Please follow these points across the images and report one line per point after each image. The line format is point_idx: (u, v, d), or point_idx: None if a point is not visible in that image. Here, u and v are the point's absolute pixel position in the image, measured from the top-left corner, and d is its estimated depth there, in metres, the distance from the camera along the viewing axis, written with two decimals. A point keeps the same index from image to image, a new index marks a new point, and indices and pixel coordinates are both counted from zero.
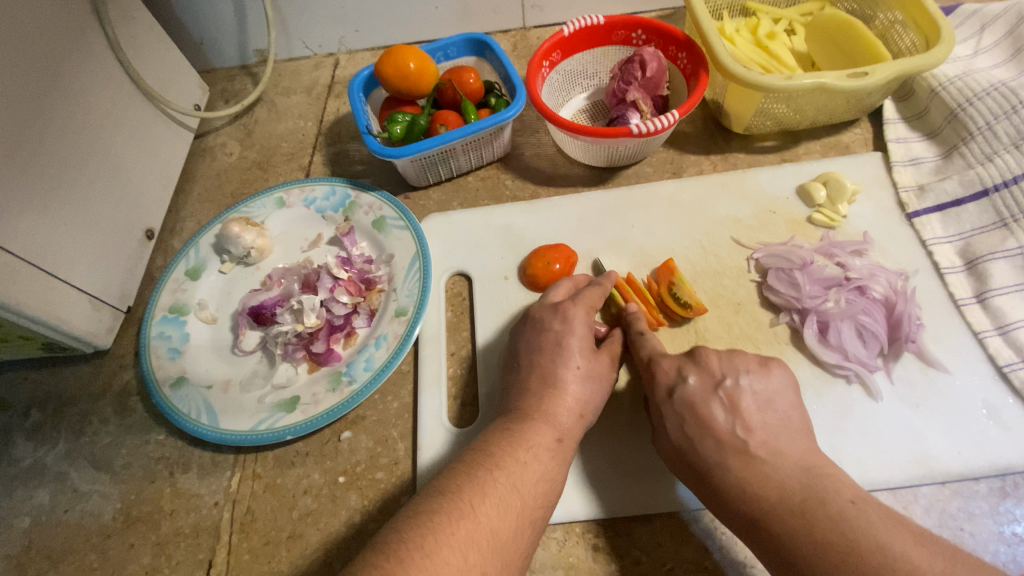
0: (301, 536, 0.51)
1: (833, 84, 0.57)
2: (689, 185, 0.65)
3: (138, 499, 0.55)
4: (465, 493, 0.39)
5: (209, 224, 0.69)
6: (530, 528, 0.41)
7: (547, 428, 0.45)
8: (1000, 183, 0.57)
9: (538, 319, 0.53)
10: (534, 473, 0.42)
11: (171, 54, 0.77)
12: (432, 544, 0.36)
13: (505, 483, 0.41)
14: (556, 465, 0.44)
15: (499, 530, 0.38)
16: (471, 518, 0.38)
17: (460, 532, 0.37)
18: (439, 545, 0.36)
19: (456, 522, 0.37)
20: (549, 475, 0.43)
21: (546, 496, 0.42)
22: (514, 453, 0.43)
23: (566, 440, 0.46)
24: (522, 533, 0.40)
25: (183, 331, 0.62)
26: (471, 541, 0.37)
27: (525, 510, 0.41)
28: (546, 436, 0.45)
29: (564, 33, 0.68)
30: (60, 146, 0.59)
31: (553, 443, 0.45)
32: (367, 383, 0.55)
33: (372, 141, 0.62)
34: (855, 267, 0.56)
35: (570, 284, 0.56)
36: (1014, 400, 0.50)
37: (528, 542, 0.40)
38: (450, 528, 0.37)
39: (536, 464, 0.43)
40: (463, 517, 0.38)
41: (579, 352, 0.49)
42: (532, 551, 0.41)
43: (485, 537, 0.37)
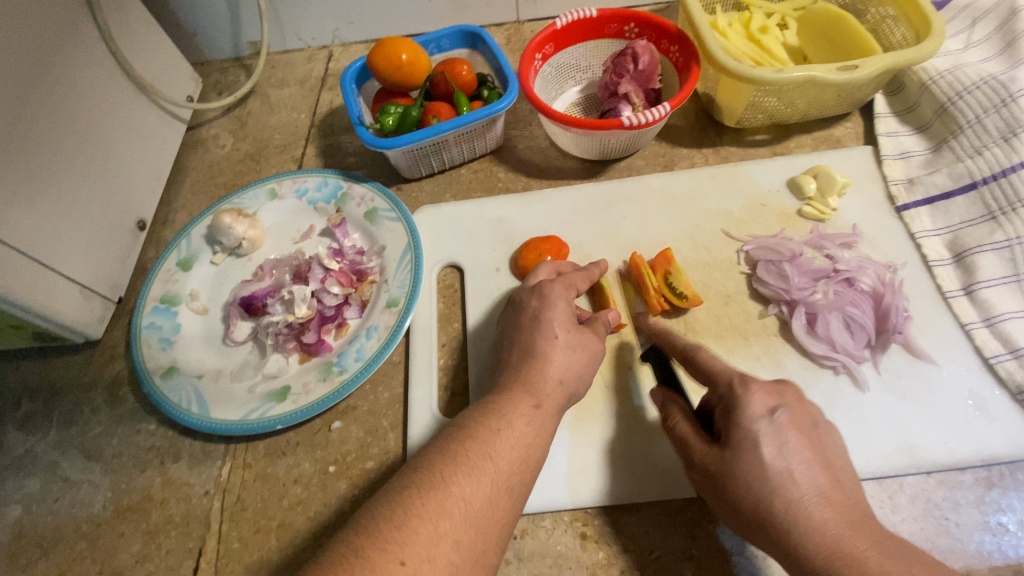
0: (291, 524, 0.51)
1: (822, 76, 0.57)
2: (680, 177, 0.66)
3: (128, 488, 0.55)
4: (438, 466, 0.39)
5: (201, 215, 0.69)
6: (509, 493, 0.40)
7: (526, 395, 0.45)
8: (988, 176, 0.57)
9: (517, 302, 0.53)
10: (508, 440, 0.42)
11: (163, 44, 0.77)
12: (402, 517, 0.36)
13: (479, 452, 0.40)
14: (536, 432, 0.44)
15: (471, 499, 0.38)
16: (442, 489, 0.38)
17: (430, 503, 0.37)
18: (409, 517, 0.36)
19: (427, 494, 0.37)
20: (526, 439, 0.43)
21: (525, 460, 0.42)
22: (487, 422, 0.43)
23: (545, 406, 0.45)
24: (499, 499, 0.39)
25: (175, 321, 0.62)
26: (441, 510, 0.37)
27: (500, 476, 0.40)
28: (524, 403, 0.44)
29: (557, 25, 0.68)
30: (51, 135, 0.59)
31: (531, 409, 0.44)
32: (357, 373, 0.55)
33: (364, 132, 0.62)
34: (844, 259, 0.57)
35: (550, 268, 0.56)
36: (1000, 391, 0.51)
37: (508, 508, 0.40)
38: (419, 500, 0.37)
39: (511, 430, 0.42)
40: (434, 489, 0.38)
41: (568, 339, 0.49)
42: (516, 517, 0.40)
43: (456, 506, 0.37)
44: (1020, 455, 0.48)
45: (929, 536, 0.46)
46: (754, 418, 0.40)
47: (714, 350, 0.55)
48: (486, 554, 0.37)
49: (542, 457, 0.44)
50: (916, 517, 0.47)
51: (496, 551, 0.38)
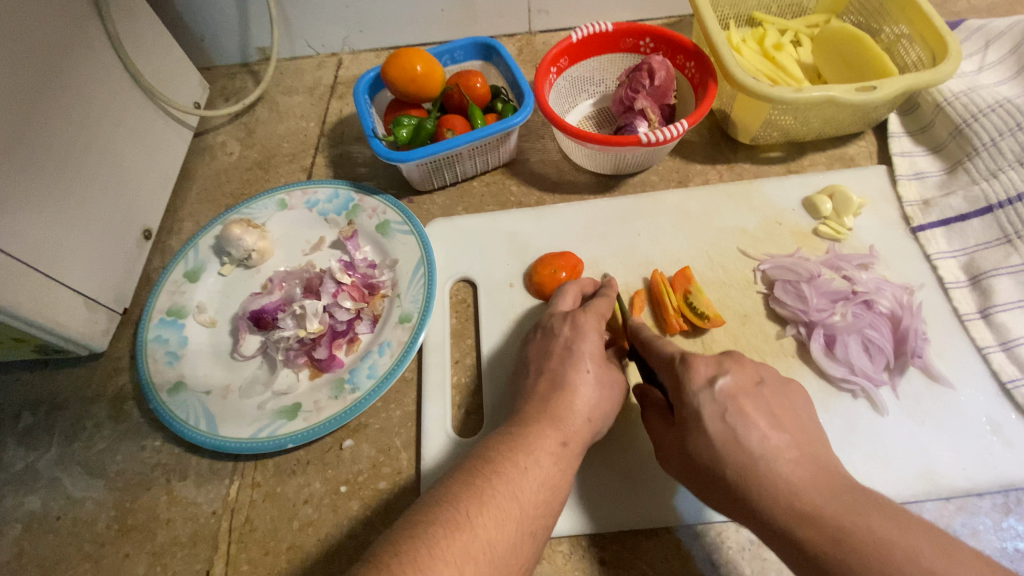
0: (302, 546, 0.50)
1: (841, 97, 0.57)
2: (695, 194, 0.65)
3: (133, 506, 0.54)
4: (462, 503, 0.39)
5: (209, 225, 0.67)
6: (531, 539, 0.40)
7: (553, 431, 0.45)
8: (1004, 201, 0.57)
9: (547, 328, 0.53)
10: (535, 480, 0.42)
11: (170, 50, 0.76)
12: (426, 557, 0.35)
13: (504, 491, 0.40)
14: (564, 476, 0.44)
15: (497, 542, 0.38)
16: (468, 530, 0.37)
17: (455, 544, 0.36)
18: (433, 558, 0.35)
19: (452, 534, 0.36)
20: (551, 481, 0.42)
21: (548, 503, 0.42)
22: (513, 458, 0.42)
23: (571, 444, 0.45)
24: (522, 544, 0.39)
25: (181, 334, 0.61)
26: (467, 553, 0.36)
27: (525, 519, 0.40)
28: (550, 440, 0.44)
29: (573, 39, 0.68)
30: (56, 144, 0.57)
31: (557, 447, 0.44)
32: (370, 391, 0.54)
33: (378, 145, 0.61)
34: (862, 280, 0.56)
35: (575, 291, 0.56)
36: (1017, 416, 0.51)
37: (528, 553, 0.40)
38: (445, 540, 0.36)
39: (537, 469, 0.42)
40: (458, 529, 0.37)
41: (587, 364, 0.49)
42: (531, 563, 0.40)
43: (482, 550, 0.37)
44: None
45: None
46: (696, 390, 0.43)
47: None
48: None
49: (564, 499, 0.44)
50: None
51: None
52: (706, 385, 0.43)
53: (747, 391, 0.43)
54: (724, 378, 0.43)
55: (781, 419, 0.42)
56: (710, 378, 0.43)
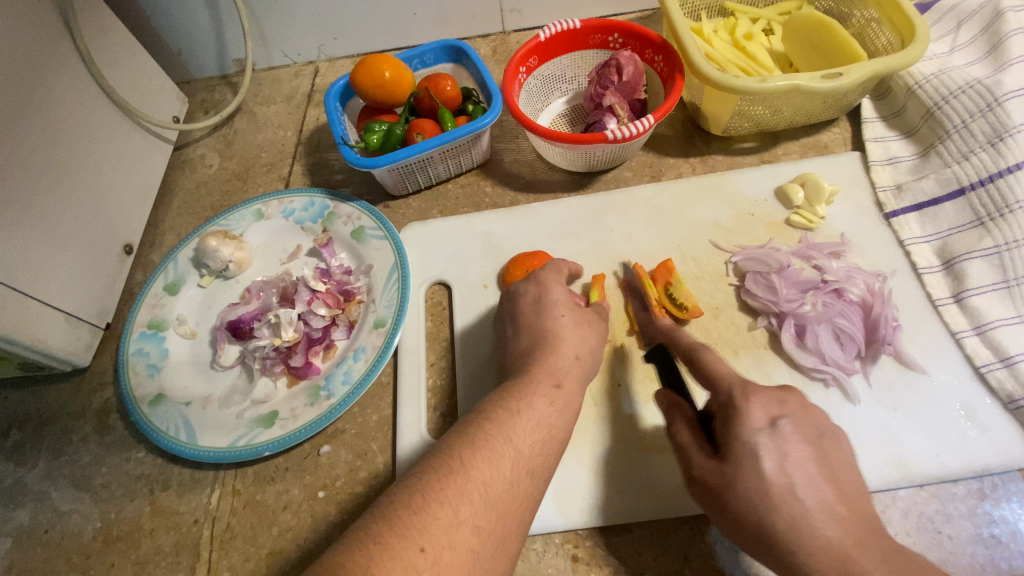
0: (281, 552, 0.51)
1: (806, 85, 0.57)
2: (668, 188, 0.65)
3: (118, 517, 0.55)
4: (457, 450, 0.39)
5: (187, 238, 0.68)
6: (530, 479, 0.40)
7: (545, 377, 0.46)
8: (976, 182, 0.57)
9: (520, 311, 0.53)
10: (529, 422, 0.42)
11: (147, 66, 0.77)
12: (421, 501, 0.35)
13: (498, 435, 0.41)
14: (558, 418, 0.44)
15: (493, 483, 0.38)
16: (462, 473, 0.37)
17: (450, 487, 0.36)
18: (428, 500, 0.35)
19: (447, 477, 0.37)
20: (546, 422, 0.43)
21: (545, 443, 0.42)
22: (506, 405, 0.43)
23: (565, 385, 0.46)
24: (520, 482, 0.39)
25: (162, 347, 0.62)
26: (462, 494, 0.36)
27: (522, 462, 0.40)
28: (544, 384, 0.45)
29: (541, 38, 0.67)
30: (33, 163, 0.59)
31: (551, 389, 0.45)
32: (345, 397, 0.55)
33: (348, 152, 0.62)
34: (832, 269, 0.56)
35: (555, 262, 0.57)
36: (992, 400, 0.50)
37: (529, 491, 0.40)
38: (439, 484, 0.36)
39: (530, 412, 0.43)
40: (454, 473, 0.37)
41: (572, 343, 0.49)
42: (534, 504, 0.40)
43: (477, 490, 0.37)
44: (1013, 465, 0.48)
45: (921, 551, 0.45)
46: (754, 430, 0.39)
47: None
48: (505, 537, 0.37)
49: (563, 442, 0.44)
50: (909, 531, 0.46)
51: (516, 537, 0.38)
52: (767, 427, 0.39)
53: (807, 434, 0.40)
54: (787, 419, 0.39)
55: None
56: (771, 418, 0.40)
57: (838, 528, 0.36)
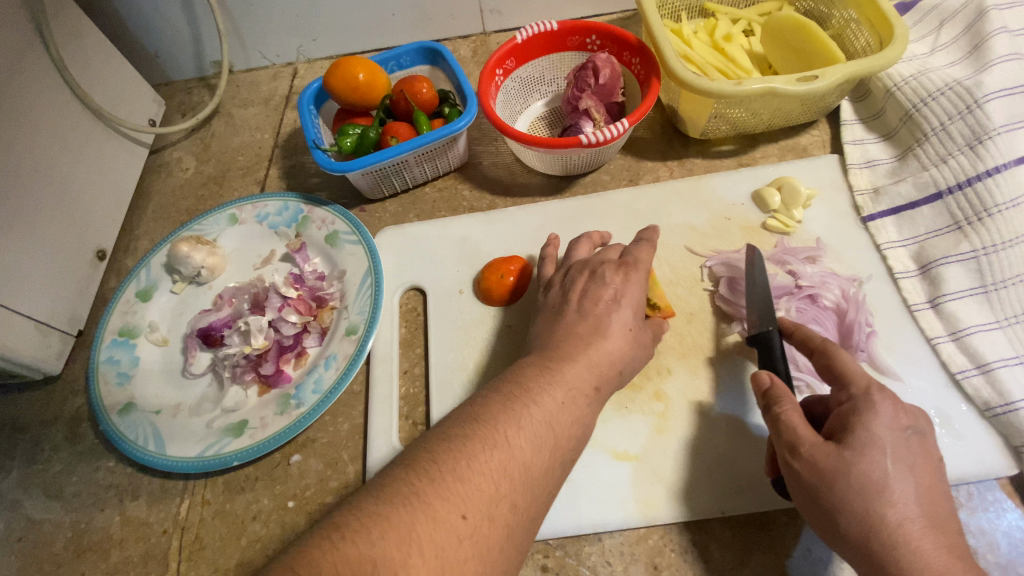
0: (249, 563, 0.51)
1: (782, 88, 0.56)
2: (645, 192, 0.65)
3: (87, 528, 0.54)
4: (501, 424, 0.40)
5: (160, 244, 0.67)
6: (561, 465, 0.42)
7: (589, 374, 0.46)
8: (953, 186, 0.56)
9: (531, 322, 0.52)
10: (570, 416, 0.43)
11: (121, 68, 0.76)
12: (464, 469, 0.37)
13: (541, 419, 0.41)
14: (589, 409, 0.45)
15: (531, 464, 0.39)
16: (505, 448, 0.39)
17: (492, 460, 0.38)
18: (471, 470, 0.37)
19: (489, 450, 0.38)
20: (584, 418, 0.44)
21: (579, 434, 0.43)
22: (552, 390, 0.43)
23: (603, 389, 0.46)
24: (552, 468, 0.41)
25: (133, 354, 0.61)
26: (503, 468, 0.38)
27: (559, 448, 0.41)
28: (586, 383, 0.45)
29: (517, 40, 0.67)
30: (1, 169, 0.58)
31: (590, 392, 0.45)
32: (315, 405, 0.54)
33: (320, 156, 0.61)
34: (808, 274, 0.55)
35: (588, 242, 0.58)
36: (967, 407, 0.50)
37: (556, 478, 0.41)
38: (482, 454, 0.38)
39: (573, 405, 0.44)
40: (496, 446, 0.39)
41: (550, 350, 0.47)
42: (558, 487, 0.42)
43: (517, 468, 0.38)
44: (988, 474, 0.47)
45: None
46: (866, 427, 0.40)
47: (676, 371, 0.54)
48: (534, 513, 0.39)
49: (593, 433, 0.45)
50: None
51: (540, 514, 0.40)
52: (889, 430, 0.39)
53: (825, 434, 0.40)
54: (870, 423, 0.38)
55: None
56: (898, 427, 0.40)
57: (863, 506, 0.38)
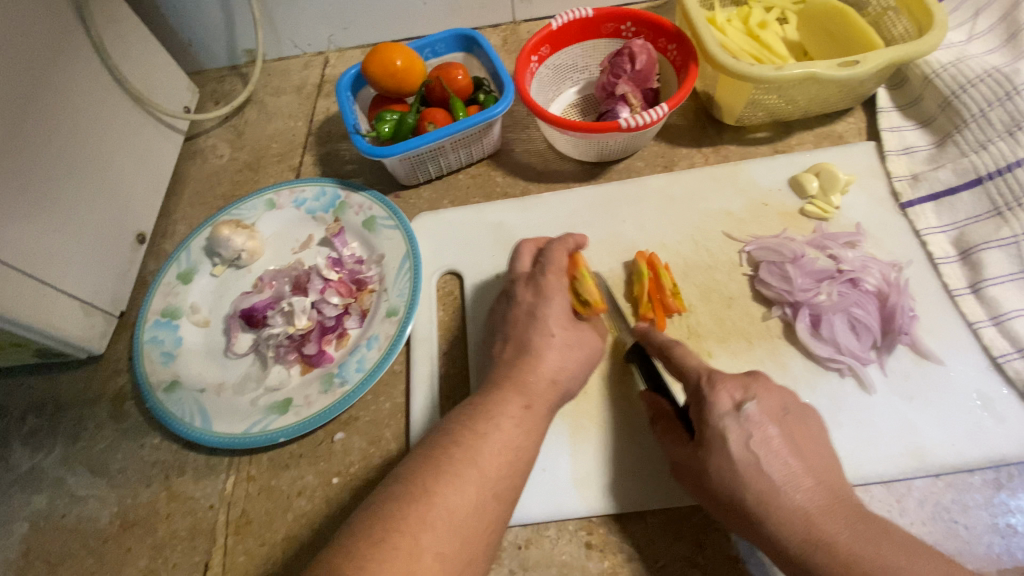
0: (295, 537, 0.51)
1: (822, 73, 0.57)
2: (681, 178, 0.65)
3: (134, 502, 0.56)
4: (418, 476, 0.39)
5: (200, 228, 0.68)
6: (501, 504, 0.40)
7: (516, 395, 0.46)
8: (993, 172, 0.56)
9: (518, 284, 0.53)
10: (496, 445, 0.42)
11: (158, 56, 0.77)
12: (381, 531, 0.36)
13: (461, 459, 0.40)
14: (529, 438, 0.44)
15: (458, 509, 0.38)
16: (424, 500, 0.37)
17: (410, 515, 0.37)
18: (387, 530, 0.36)
19: (409, 505, 0.37)
20: (514, 443, 0.43)
21: (511, 464, 0.42)
22: (471, 426, 0.43)
23: (535, 406, 0.46)
24: (485, 508, 0.39)
25: (176, 335, 0.62)
26: (424, 522, 0.36)
27: (487, 484, 0.40)
28: (513, 404, 0.45)
29: (553, 27, 0.67)
30: (48, 152, 0.59)
31: (520, 411, 0.45)
32: (359, 384, 0.55)
33: (360, 141, 0.62)
34: (847, 259, 0.56)
35: (532, 248, 0.56)
36: (1009, 391, 0.50)
37: (499, 516, 0.40)
38: (405, 513, 0.37)
39: (495, 435, 0.43)
40: (415, 500, 0.38)
41: (557, 329, 0.49)
42: (506, 526, 0.40)
43: (439, 517, 0.37)
44: None
45: (937, 541, 0.45)
46: (721, 414, 0.42)
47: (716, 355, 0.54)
48: (474, 561, 0.37)
49: (529, 462, 0.44)
50: (924, 520, 0.46)
51: (484, 563, 0.38)
52: (733, 410, 0.42)
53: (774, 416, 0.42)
54: (752, 403, 0.41)
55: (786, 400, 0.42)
56: (736, 402, 0.42)
57: (835, 502, 0.39)
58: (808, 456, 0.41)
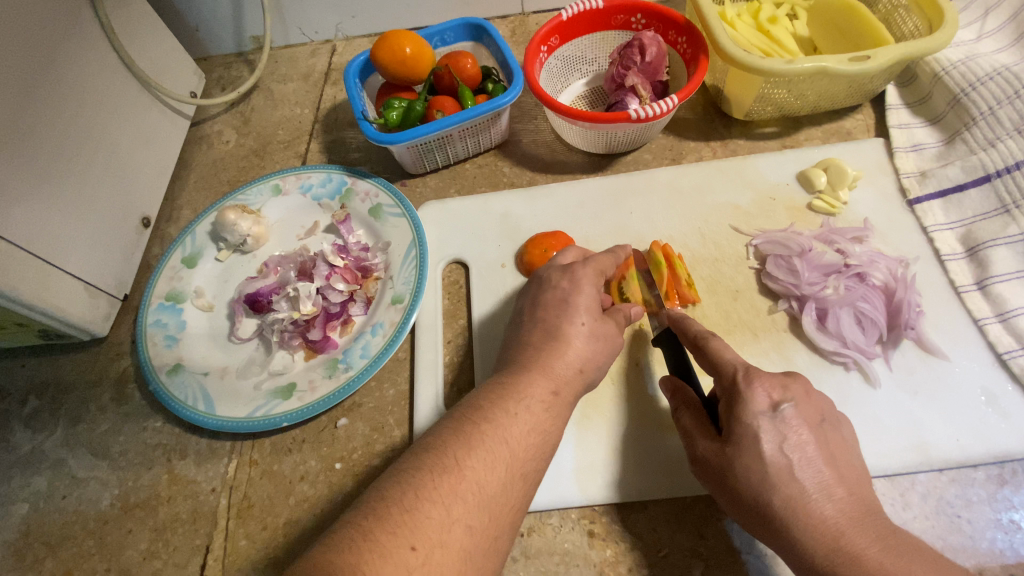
0: (297, 522, 0.51)
1: (833, 67, 0.56)
2: (688, 171, 0.65)
3: (135, 485, 0.55)
4: (451, 448, 0.39)
5: (205, 212, 0.68)
6: (523, 481, 0.40)
7: (543, 380, 0.45)
8: (1001, 169, 0.56)
9: (540, 280, 0.52)
10: (524, 426, 0.42)
11: (165, 40, 0.76)
12: (413, 500, 0.36)
13: (494, 436, 0.40)
14: (550, 417, 0.44)
15: (486, 483, 0.38)
16: (455, 472, 0.37)
17: (442, 486, 0.37)
18: (421, 499, 0.36)
19: (439, 476, 0.37)
20: (541, 426, 0.43)
21: (539, 447, 0.42)
22: (504, 405, 0.42)
23: (563, 393, 0.45)
24: (513, 484, 0.39)
25: (180, 319, 0.62)
26: (454, 494, 0.36)
27: (516, 462, 0.40)
28: (541, 388, 0.44)
29: (563, 17, 0.67)
30: (55, 132, 0.59)
31: (548, 396, 0.44)
32: (363, 370, 0.55)
33: (368, 127, 0.62)
34: (855, 254, 0.56)
35: (578, 251, 0.55)
36: (1013, 387, 0.50)
37: (522, 493, 0.40)
38: (432, 483, 0.37)
39: (527, 415, 0.42)
40: (447, 471, 0.37)
41: (585, 320, 0.48)
42: (528, 504, 0.40)
43: (470, 490, 0.37)
44: None
45: (940, 534, 0.45)
46: (757, 413, 0.41)
47: None
48: (500, 540, 0.37)
49: (555, 445, 0.43)
50: (927, 514, 0.46)
51: (507, 538, 0.38)
52: (769, 410, 0.41)
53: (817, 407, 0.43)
54: (789, 405, 0.41)
55: (795, 392, 0.42)
56: (774, 403, 0.41)
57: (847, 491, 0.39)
58: (840, 465, 0.41)
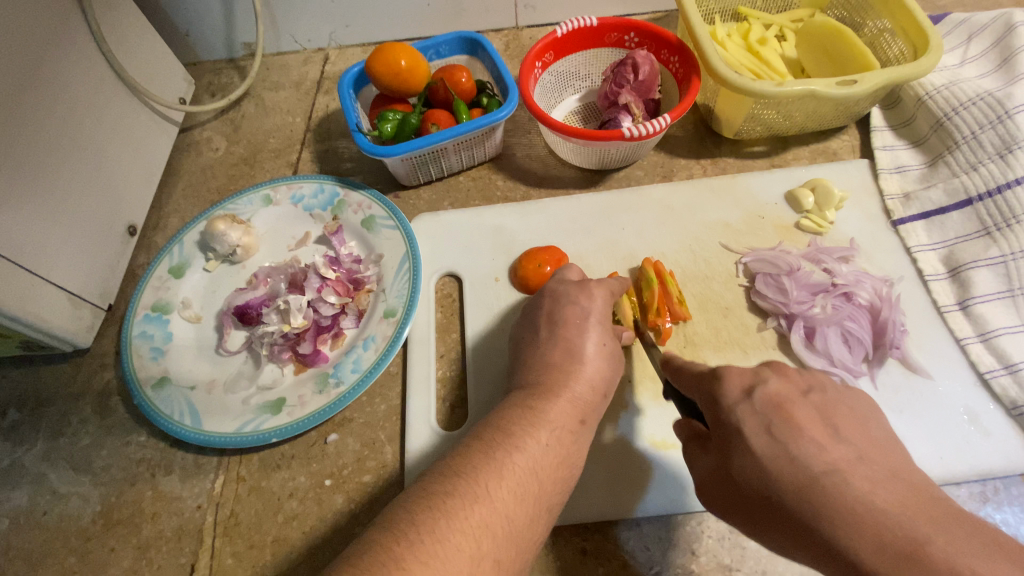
0: (286, 540, 0.51)
1: (822, 91, 0.58)
2: (680, 188, 0.66)
3: (118, 501, 0.54)
4: (482, 475, 0.39)
5: (194, 221, 0.67)
6: (545, 514, 0.41)
7: (571, 409, 0.45)
8: (984, 193, 0.58)
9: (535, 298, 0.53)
10: (553, 457, 0.42)
11: (154, 45, 0.75)
12: (445, 528, 0.35)
13: (524, 466, 0.40)
14: (574, 446, 0.44)
15: (513, 516, 0.38)
16: (486, 503, 0.37)
17: (474, 516, 0.36)
18: (452, 529, 0.35)
19: (471, 506, 0.37)
20: (568, 459, 0.43)
21: (564, 480, 0.42)
22: (535, 433, 0.42)
23: (588, 423, 0.46)
24: (538, 518, 0.40)
25: (166, 330, 0.61)
26: (486, 526, 0.36)
27: (542, 495, 0.40)
28: (571, 418, 0.45)
29: (558, 33, 0.67)
30: (39, 140, 0.57)
31: (576, 425, 0.45)
32: (355, 385, 0.55)
33: (362, 139, 0.61)
34: (842, 273, 0.57)
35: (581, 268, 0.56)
36: (995, 406, 0.52)
37: (541, 527, 0.40)
38: (464, 512, 0.36)
39: (556, 447, 0.43)
40: (478, 501, 0.37)
41: (578, 338, 0.49)
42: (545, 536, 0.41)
43: (500, 523, 0.37)
44: (1016, 470, 0.49)
45: None
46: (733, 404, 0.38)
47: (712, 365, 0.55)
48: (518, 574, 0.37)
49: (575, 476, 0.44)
50: None
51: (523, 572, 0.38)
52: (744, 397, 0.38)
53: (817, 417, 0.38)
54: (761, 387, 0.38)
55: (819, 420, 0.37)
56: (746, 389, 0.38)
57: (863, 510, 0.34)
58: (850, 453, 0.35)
